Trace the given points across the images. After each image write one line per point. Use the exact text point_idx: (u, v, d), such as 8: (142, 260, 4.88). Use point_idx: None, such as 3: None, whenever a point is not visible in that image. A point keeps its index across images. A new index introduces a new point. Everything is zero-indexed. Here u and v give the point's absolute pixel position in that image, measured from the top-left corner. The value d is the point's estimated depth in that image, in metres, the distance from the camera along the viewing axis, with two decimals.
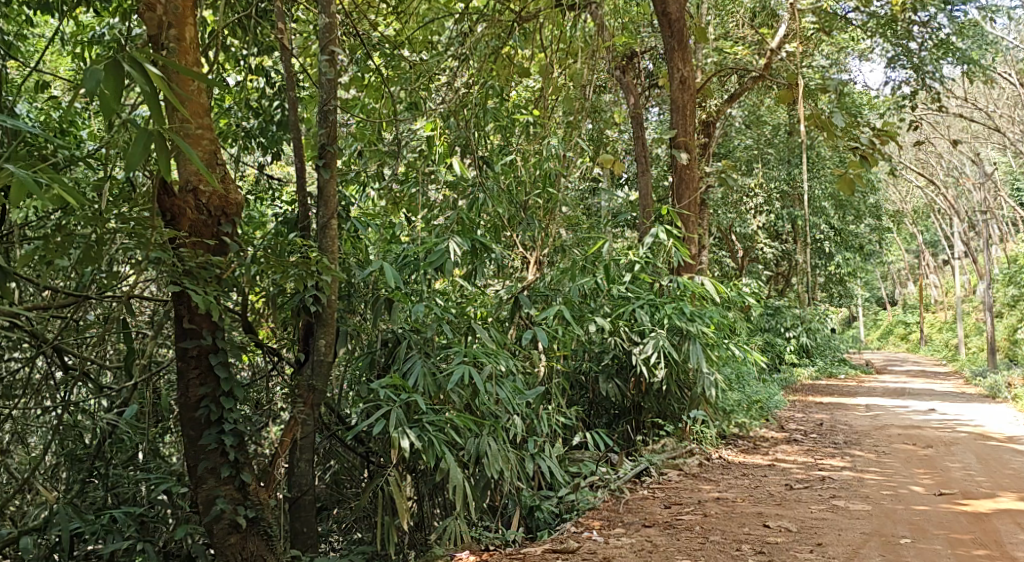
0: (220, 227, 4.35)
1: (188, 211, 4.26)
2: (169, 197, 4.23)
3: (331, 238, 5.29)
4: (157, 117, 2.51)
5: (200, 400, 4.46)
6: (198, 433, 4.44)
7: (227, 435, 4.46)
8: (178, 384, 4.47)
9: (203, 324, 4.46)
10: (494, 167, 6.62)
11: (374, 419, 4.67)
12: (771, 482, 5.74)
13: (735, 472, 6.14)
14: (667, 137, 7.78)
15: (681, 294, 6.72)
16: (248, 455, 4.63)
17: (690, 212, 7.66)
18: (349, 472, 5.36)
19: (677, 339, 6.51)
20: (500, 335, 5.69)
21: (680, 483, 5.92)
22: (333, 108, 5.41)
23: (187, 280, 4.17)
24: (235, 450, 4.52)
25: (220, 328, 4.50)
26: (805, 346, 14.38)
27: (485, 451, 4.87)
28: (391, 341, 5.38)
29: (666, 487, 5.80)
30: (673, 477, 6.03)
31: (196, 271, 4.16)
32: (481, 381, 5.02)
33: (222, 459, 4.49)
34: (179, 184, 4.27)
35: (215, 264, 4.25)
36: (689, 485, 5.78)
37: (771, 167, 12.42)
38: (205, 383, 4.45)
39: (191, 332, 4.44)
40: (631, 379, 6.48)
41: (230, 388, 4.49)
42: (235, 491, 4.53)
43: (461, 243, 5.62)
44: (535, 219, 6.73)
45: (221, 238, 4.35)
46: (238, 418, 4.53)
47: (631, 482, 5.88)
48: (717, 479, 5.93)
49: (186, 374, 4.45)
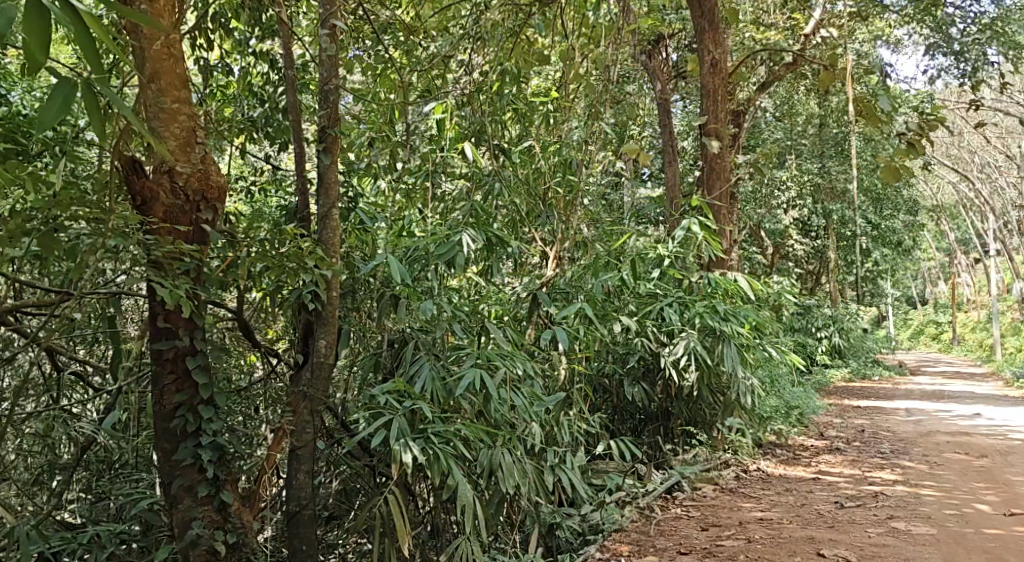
0: (199, 214, 3.90)
1: (162, 195, 3.81)
2: (138, 178, 3.77)
3: (332, 228, 4.86)
4: (94, 64, 2.13)
5: (176, 409, 4.03)
6: (174, 447, 4.01)
7: (205, 449, 4.02)
8: (152, 391, 4.04)
9: (180, 322, 4.03)
10: (511, 155, 6.15)
11: (374, 429, 4.24)
12: (819, 500, 5.23)
13: (776, 486, 5.64)
14: (696, 124, 7.28)
15: (713, 292, 6.21)
16: (230, 471, 4.19)
17: (722, 203, 7.15)
18: (355, 484, 4.90)
19: (710, 340, 5.98)
20: (517, 336, 5.23)
21: (715, 499, 5.44)
22: (333, 88, 4.94)
23: (154, 273, 3.69)
24: (216, 465, 4.08)
25: (200, 328, 4.07)
26: (837, 346, 13.80)
27: (499, 464, 4.39)
28: (398, 341, 4.98)
29: (701, 504, 5.31)
30: (707, 492, 5.54)
31: (165, 261, 3.67)
32: (493, 386, 4.58)
33: (200, 476, 4.04)
34: (153, 165, 3.83)
35: (191, 254, 3.80)
36: (727, 503, 5.29)
37: (804, 160, 11.83)
38: (182, 390, 4.03)
39: (167, 331, 4.02)
40: (659, 384, 6.00)
41: (209, 396, 4.06)
42: (214, 513, 4.09)
43: (475, 236, 5.15)
44: (555, 211, 6.26)
45: (199, 226, 3.91)
46: (219, 430, 4.08)
47: (662, 498, 5.40)
48: (758, 495, 5.43)
49: (161, 379, 4.02)
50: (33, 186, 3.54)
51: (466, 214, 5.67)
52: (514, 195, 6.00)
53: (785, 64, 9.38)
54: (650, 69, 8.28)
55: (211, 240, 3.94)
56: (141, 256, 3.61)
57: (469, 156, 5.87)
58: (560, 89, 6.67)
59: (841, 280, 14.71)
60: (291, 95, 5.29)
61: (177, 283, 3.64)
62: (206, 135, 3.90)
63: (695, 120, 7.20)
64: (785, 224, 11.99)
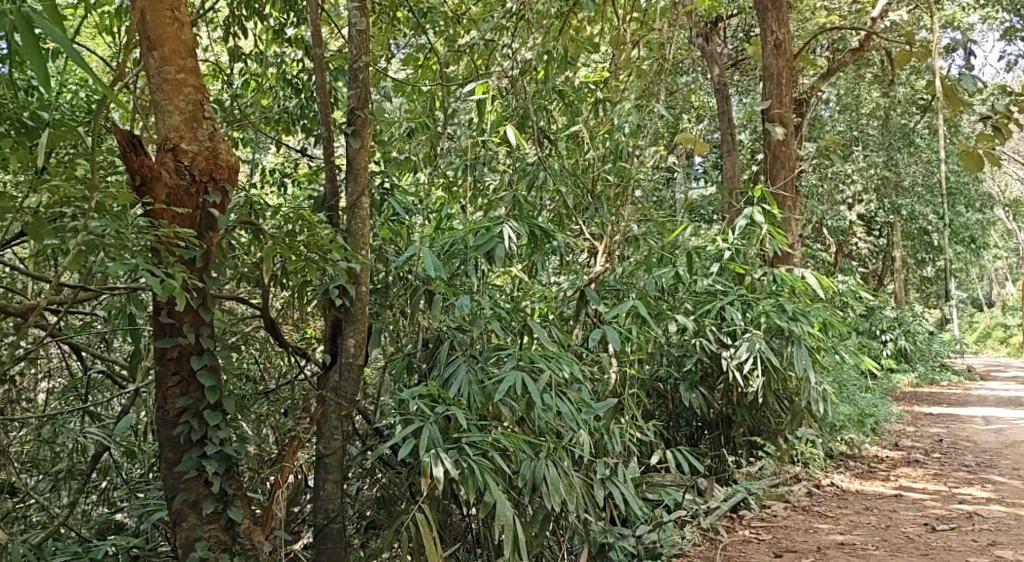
0: (206, 196, 3.60)
1: (164, 174, 3.53)
2: (137, 157, 3.48)
3: (361, 219, 4.48)
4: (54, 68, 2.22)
5: (179, 415, 3.68)
6: (177, 457, 3.65)
7: (211, 460, 3.66)
8: (154, 396, 3.70)
9: (185, 318, 3.67)
10: (557, 143, 5.71)
11: (403, 439, 3.87)
12: (907, 522, 4.76)
13: (854, 504, 5.15)
14: (759, 109, 6.75)
15: (778, 290, 5.69)
16: (241, 485, 3.82)
17: (787, 194, 6.61)
18: (389, 497, 4.51)
19: (776, 342, 5.47)
20: (564, 336, 4.79)
21: (786, 519, 4.95)
22: (362, 66, 4.54)
23: (152, 259, 3.36)
24: (223, 479, 3.72)
25: (208, 325, 3.70)
26: (904, 350, 13.09)
27: (542, 478, 3.96)
28: (433, 341, 4.58)
29: (771, 524, 4.83)
30: (776, 511, 5.06)
31: (162, 246, 3.34)
32: (537, 390, 4.16)
33: (205, 490, 3.69)
34: (155, 143, 3.56)
35: (194, 239, 3.48)
36: (801, 523, 4.82)
37: (870, 152, 11.17)
38: (186, 394, 3.67)
39: (171, 328, 3.67)
40: (720, 389, 5.51)
41: (217, 400, 3.69)
42: (222, 532, 3.73)
43: (518, 228, 4.72)
44: (605, 202, 5.80)
45: (207, 210, 3.61)
46: (227, 439, 3.72)
47: (726, 517, 4.93)
48: (834, 515, 4.95)
49: (163, 383, 3.68)
50: (19, 163, 3.28)
51: (508, 205, 5.25)
52: (560, 184, 5.56)
53: (851, 48, 8.78)
54: (708, 54, 7.75)
55: (220, 226, 3.63)
56: (137, 239, 3.30)
57: (511, 142, 5.44)
58: (612, 73, 6.20)
59: (908, 280, 13.99)
60: (319, 76, 4.89)
61: (171, 269, 3.30)
62: (214, 111, 3.63)
63: (757, 105, 6.67)
64: (850, 221, 11.34)
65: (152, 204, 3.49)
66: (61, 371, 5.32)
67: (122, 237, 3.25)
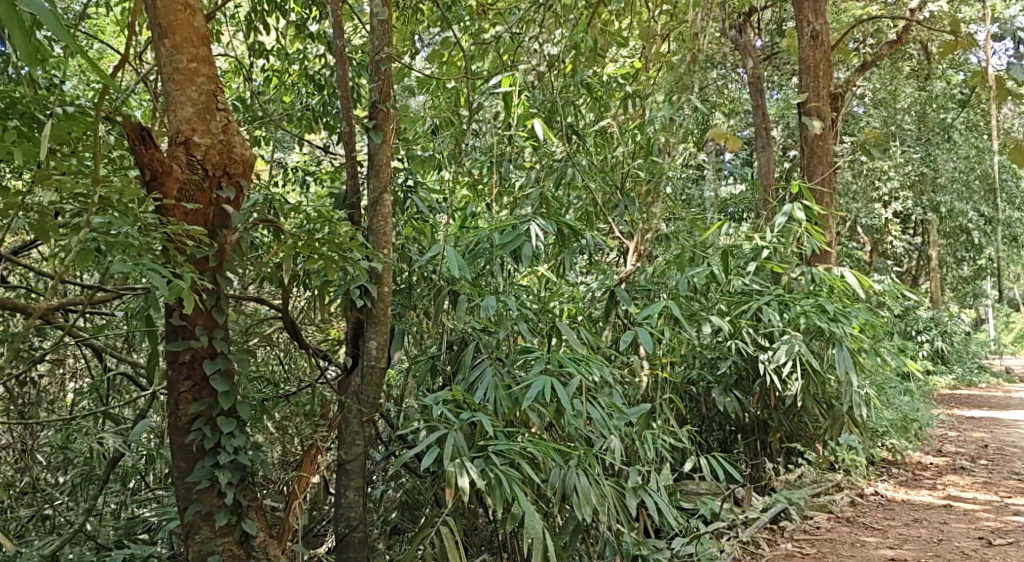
0: (219, 192, 3.49)
1: (176, 168, 3.41)
2: (146, 150, 3.36)
3: (383, 216, 4.32)
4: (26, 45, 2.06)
5: (192, 422, 3.54)
6: (189, 466, 3.51)
7: (225, 470, 3.51)
8: (166, 401, 3.56)
9: (197, 320, 3.54)
10: (585, 138, 5.51)
11: (425, 446, 3.71)
12: (960, 536, 4.68)
13: (902, 516, 5.04)
14: (795, 102, 6.51)
15: (818, 290, 5.46)
16: (256, 495, 3.67)
17: (825, 190, 6.37)
18: (413, 505, 4.36)
19: (816, 343, 5.24)
20: (594, 338, 4.61)
21: (830, 531, 4.81)
22: (384, 57, 4.39)
23: (163, 259, 3.21)
24: (236, 489, 3.58)
25: (221, 327, 3.57)
26: (939, 351, 12.76)
27: (573, 488, 3.78)
28: (458, 343, 4.41)
29: (815, 537, 4.72)
30: (819, 522, 4.90)
31: (172, 245, 3.19)
32: (566, 395, 3.99)
33: (219, 502, 3.54)
34: (166, 137, 3.44)
35: (205, 236, 3.35)
36: (847, 536, 4.71)
37: (908, 148, 10.85)
38: (199, 399, 3.54)
39: (182, 330, 3.53)
40: (755, 393, 5.30)
41: (231, 406, 3.56)
42: (237, 545, 3.58)
43: (545, 225, 4.56)
44: (636, 199, 5.59)
45: (220, 206, 3.49)
46: (241, 447, 3.58)
47: (768, 529, 4.77)
48: (882, 527, 4.85)
49: (175, 388, 3.54)
50: (23, 157, 3.16)
51: (534, 203, 5.07)
52: (589, 180, 5.37)
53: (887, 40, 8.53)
54: (741, 46, 7.50)
55: (233, 223, 3.50)
56: (147, 235, 3.16)
57: (539, 137, 5.25)
58: (642, 66, 5.99)
59: (944, 278, 13.66)
60: (340, 70, 4.73)
61: (179, 268, 3.16)
62: (228, 103, 3.52)
63: (793, 98, 6.43)
64: (886, 219, 11.02)
65: (162, 199, 3.36)
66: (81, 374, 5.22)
67: (128, 233, 3.11)
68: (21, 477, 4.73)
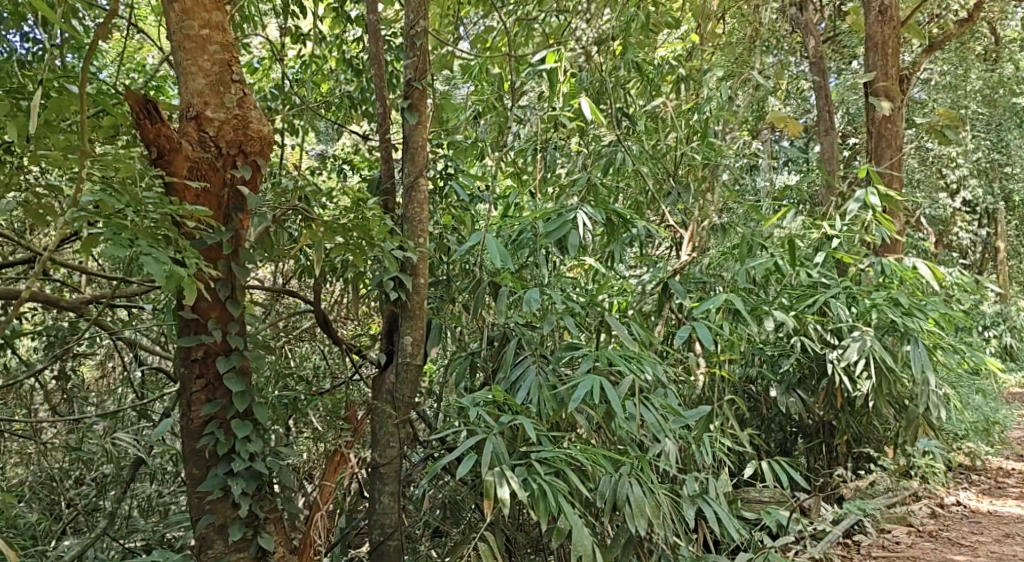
0: (234, 170, 3.34)
1: (186, 146, 3.27)
2: (152, 125, 3.22)
3: (418, 201, 4.03)
4: None
5: (205, 425, 3.38)
6: (202, 474, 3.35)
7: (238, 478, 3.34)
8: (179, 402, 3.41)
9: (211, 313, 3.37)
10: (637, 122, 5.14)
11: (463, 452, 3.44)
12: None
13: (991, 530, 4.78)
14: (861, 82, 6.08)
15: (889, 282, 5.04)
16: (273, 505, 3.51)
17: (895, 176, 5.94)
18: (453, 512, 4.08)
19: (888, 340, 4.83)
20: (647, 334, 4.26)
21: (912, 547, 4.52)
22: (420, 31, 4.09)
23: (166, 246, 2.97)
24: (253, 500, 3.40)
25: (236, 321, 3.39)
26: (1009, 348, 12.14)
27: (625, 498, 3.47)
28: (499, 339, 4.12)
29: (896, 554, 4.44)
30: (899, 537, 4.62)
31: (175, 230, 2.94)
32: (617, 397, 3.67)
33: (233, 513, 3.38)
34: (176, 112, 3.30)
35: (215, 219, 3.19)
36: (934, 554, 4.44)
37: (977, 134, 10.27)
38: (212, 401, 3.37)
39: (194, 324, 3.36)
40: (821, 392, 4.92)
41: (246, 408, 3.38)
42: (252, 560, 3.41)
43: (593, 212, 4.23)
44: (691, 185, 5.21)
45: (234, 185, 3.34)
46: (257, 452, 3.39)
47: (841, 544, 4.47)
48: (971, 543, 4.59)
49: (187, 387, 3.38)
50: (19, 134, 2.92)
51: (581, 190, 4.75)
52: (641, 165, 5.00)
53: (957, 18, 8.02)
54: (805, 24, 7.02)
55: (249, 205, 3.36)
56: (150, 218, 2.92)
57: (586, 119, 4.91)
58: (698, 45, 5.60)
59: (1012, 271, 13.01)
60: (374, 47, 4.45)
61: (184, 253, 2.95)
62: (244, 75, 3.35)
63: (860, 77, 6.00)
64: (953, 210, 10.46)
65: (171, 177, 3.21)
66: (113, 369, 5.02)
67: (128, 215, 2.90)
68: (62, 473, 4.57)
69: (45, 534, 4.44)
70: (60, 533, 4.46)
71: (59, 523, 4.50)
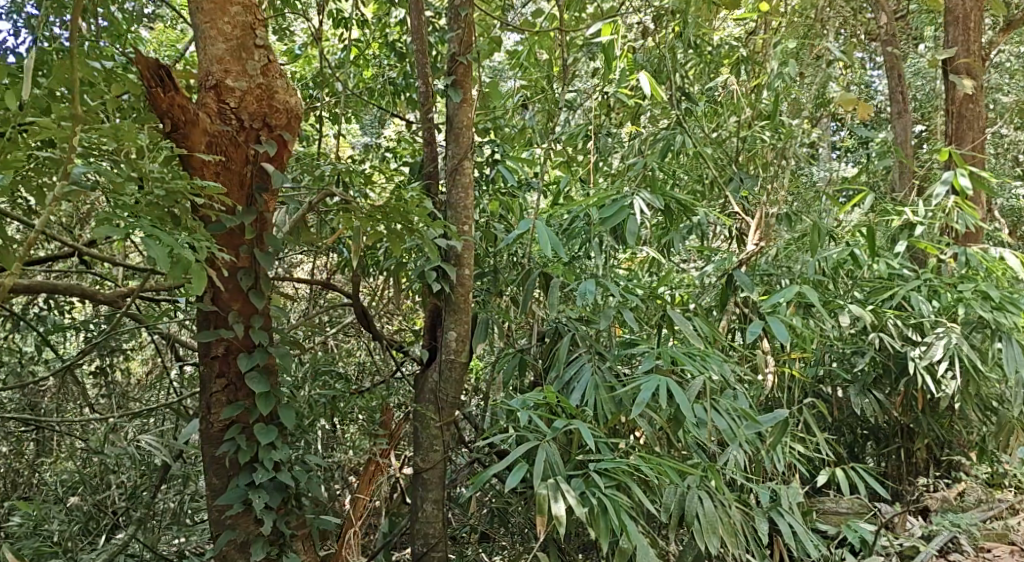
0: (258, 144, 3.13)
1: (204, 117, 3.05)
2: (167, 95, 3.00)
3: (462, 184, 3.74)
4: None
5: (226, 431, 3.15)
6: (223, 484, 3.13)
7: (263, 489, 3.09)
8: (199, 401, 3.19)
9: (234, 304, 3.14)
10: (699, 102, 4.77)
11: (513, 460, 3.16)
12: None
13: None
14: (940, 59, 5.65)
15: (977, 274, 4.62)
16: (305, 516, 3.25)
17: (977, 160, 5.51)
18: (501, 522, 3.78)
19: (976, 337, 4.43)
20: (712, 330, 3.92)
21: None
22: (465, 1, 3.78)
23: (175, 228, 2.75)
24: (277, 514, 3.17)
25: (259, 314, 3.17)
26: None
27: (694, 513, 3.16)
28: (551, 335, 3.81)
29: None
30: None
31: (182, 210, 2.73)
32: (685, 400, 3.35)
33: (257, 529, 3.14)
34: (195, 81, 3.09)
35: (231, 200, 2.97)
36: None
37: None
38: (233, 403, 3.14)
39: (215, 316, 3.14)
40: (899, 393, 4.54)
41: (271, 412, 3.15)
42: None
43: (653, 197, 3.89)
44: (757, 170, 4.83)
45: (257, 161, 3.12)
46: (286, 460, 3.15)
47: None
48: None
49: (207, 386, 3.17)
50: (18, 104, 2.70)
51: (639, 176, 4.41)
52: (704, 149, 4.63)
53: None
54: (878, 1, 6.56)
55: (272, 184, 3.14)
56: (156, 195, 2.71)
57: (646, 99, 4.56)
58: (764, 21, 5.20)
59: None
60: (417, 22, 4.14)
61: (194, 234, 2.74)
62: (267, 39, 3.13)
63: (938, 54, 5.57)
64: None
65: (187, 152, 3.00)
66: (144, 366, 4.78)
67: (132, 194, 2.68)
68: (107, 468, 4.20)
69: (96, 530, 4.12)
70: (108, 527, 4.11)
71: (109, 515, 4.12)
